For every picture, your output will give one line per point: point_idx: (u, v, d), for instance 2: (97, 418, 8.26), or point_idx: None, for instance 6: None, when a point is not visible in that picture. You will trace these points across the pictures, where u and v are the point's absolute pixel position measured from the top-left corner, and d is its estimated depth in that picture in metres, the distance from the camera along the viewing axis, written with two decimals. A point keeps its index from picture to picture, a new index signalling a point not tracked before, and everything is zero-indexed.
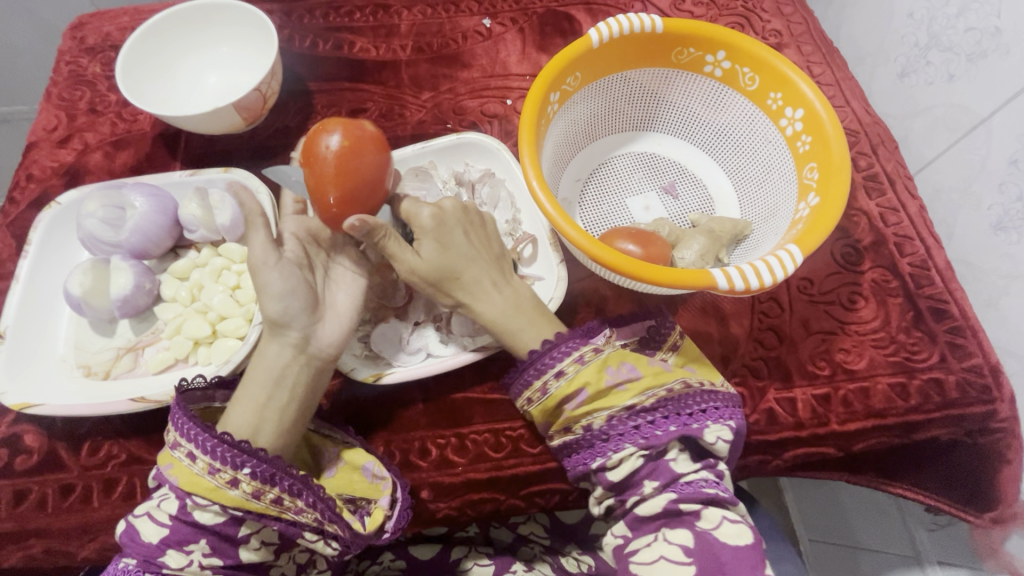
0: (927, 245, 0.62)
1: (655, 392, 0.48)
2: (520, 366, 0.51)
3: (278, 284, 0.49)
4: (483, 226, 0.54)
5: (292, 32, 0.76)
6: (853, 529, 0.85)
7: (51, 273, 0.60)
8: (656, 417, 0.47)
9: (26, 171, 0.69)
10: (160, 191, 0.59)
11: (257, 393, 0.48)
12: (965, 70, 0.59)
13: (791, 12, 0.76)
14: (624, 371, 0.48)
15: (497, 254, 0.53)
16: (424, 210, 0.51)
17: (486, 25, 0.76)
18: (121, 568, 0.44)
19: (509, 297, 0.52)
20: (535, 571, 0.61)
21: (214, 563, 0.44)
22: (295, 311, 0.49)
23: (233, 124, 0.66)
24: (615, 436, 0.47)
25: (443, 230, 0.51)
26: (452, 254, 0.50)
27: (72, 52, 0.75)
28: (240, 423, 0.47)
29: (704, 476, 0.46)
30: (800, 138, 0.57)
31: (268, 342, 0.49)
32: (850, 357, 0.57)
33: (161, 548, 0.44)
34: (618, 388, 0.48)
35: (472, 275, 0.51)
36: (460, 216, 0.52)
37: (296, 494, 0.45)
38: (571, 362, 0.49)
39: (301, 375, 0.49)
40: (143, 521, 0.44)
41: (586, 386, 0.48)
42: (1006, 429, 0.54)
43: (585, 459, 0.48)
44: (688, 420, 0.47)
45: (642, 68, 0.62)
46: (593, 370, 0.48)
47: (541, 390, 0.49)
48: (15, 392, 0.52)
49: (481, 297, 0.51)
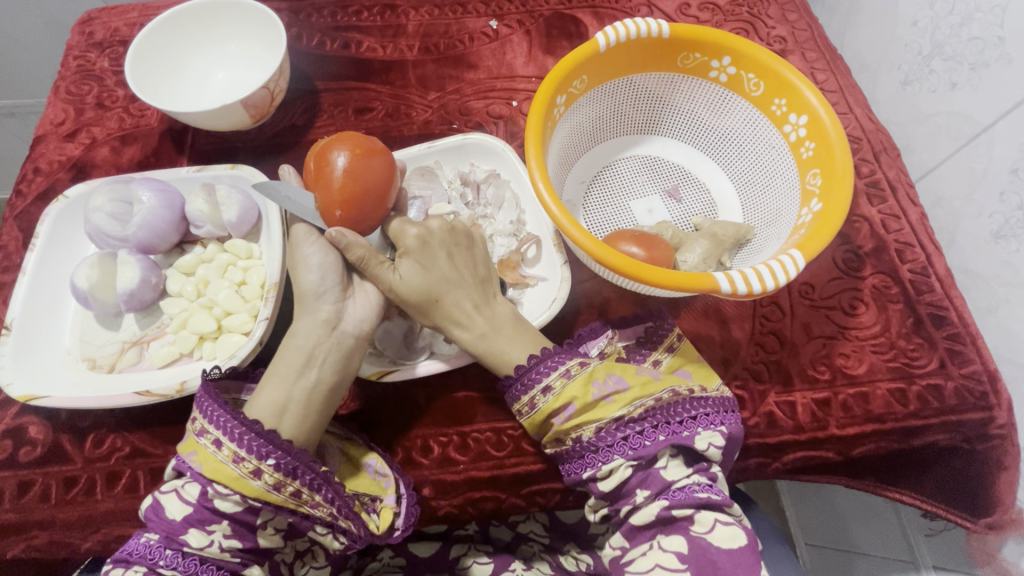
0: (928, 252, 0.62)
1: (642, 402, 0.48)
2: (508, 381, 0.51)
3: (315, 259, 0.51)
4: (471, 247, 0.54)
5: (299, 31, 0.76)
6: (849, 533, 0.86)
7: (58, 266, 0.60)
8: (645, 427, 0.47)
9: (33, 164, 0.69)
10: (168, 186, 0.59)
11: (287, 370, 0.49)
12: (968, 79, 0.59)
13: (796, 18, 0.77)
14: (610, 384, 0.49)
15: (481, 277, 0.53)
16: (411, 229, 0.52)
17: (492, 26, 0.76)
18: (143, 543, 0.44)
19: (488, 319, 0.52)
20: (533, 570, 0.62)
21: (234, 545, 0.45)
22: (328, 289, 0.51)
23: (240, 121, 0.66)
24: (604, 448, 0.47)
25: (425, 250, 0.52)
26: (434, 276, 0.51)
27: (81, 47, 0.76)
28: (269, 401, 0.48)
29: (697, 480, 0.46)
30: (803, 144, 0.58)
31: (301, 320, 0.51)
32: (850, 362, 0.58)
33: (183, 526, 0.44)
34: (605, 400, 0.48)
35: (453, 298, 0.51)
36: (447, 238, 0.53)
37: (314, 489, 0.46)
38: (557, 376, 0.49)
39: (330, 354, 0.50)
40: (169, 498, 0.45)
41: (573, 400, 0.48)
42: (1004, 436, 0.55)
43: (578, 470, 0.49)
44: (677, 428, 0.48)
45: (648, 72, 0.63)
46: (580, 385, 0.48)
47: (529, 404, 0.50)
48: (21, 384, 0.53)
49: (468, 310, 0.51)
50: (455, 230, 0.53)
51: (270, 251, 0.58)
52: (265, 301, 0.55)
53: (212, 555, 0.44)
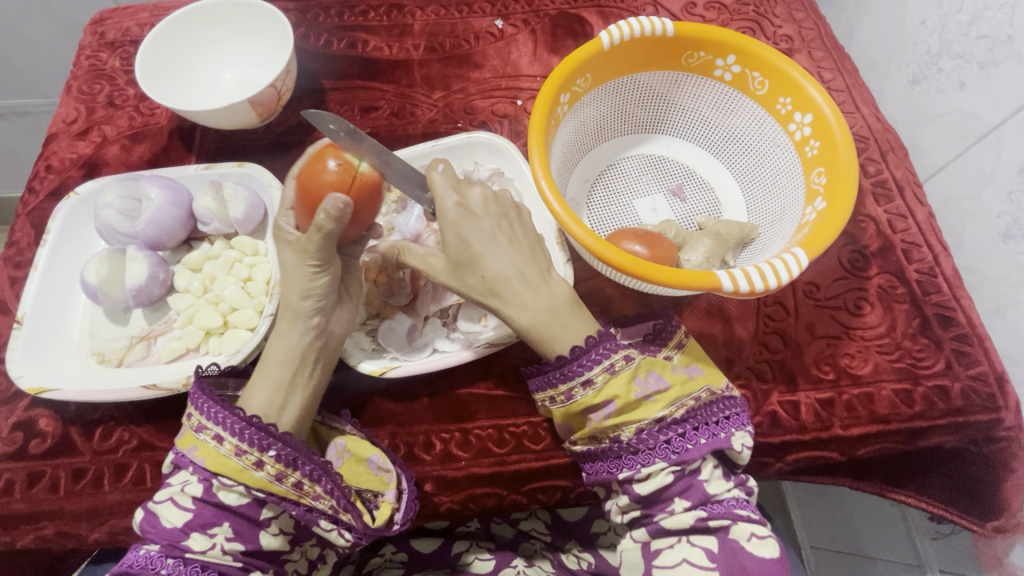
0: (935, 252, 0.62)
1: (683, 403, 0.48)
2: (547, 365, 0.49)
3: (324, 285, 0.50)
4: (518, 220, 0.51)
5: (306, 30, 0.77)
6: (858, 536, 0.85)
7: (67, 261, 0.61)
8: (686, 429, 0.47)
9: (46, 162, 0.70)
10: (175, 183, 0.60)
11: (282, 373, 0.49)
12: (977, 78, 0.59)
13: (804, 17, 0.77)
14: (652, 382, 0.48)
15: (533, 253, 0.50)
16: (450, 198, 0.49)
17: (498, 26, 0.76)
18: (142, 555, 0.44)
19: (541, 300, 0.49)
20: (535, 568, 0.63)
21: (236, 548, 0.45)
22: (325, 303, 0.51)
23: (247, 119, 0.67)
24: (644, 450, 0.47)
25: (466, 220, 0.48)
26: (473, 248, 0.48)
27: (93, 47, 0.77)
28: (265, 399, 0.48)
29: (735, 496, 0.47)
30: (808, 143, 0.57)
31: (290, 325, 0.50)
32: (855, 362, 0.57)
33: (185, 532, 0.44)
34: (647, 400, 0.47)
35: (499, 274, 0.48)
36: (491, 208, 0.50)
37: (315, 480, 0.47)
38: (601, 371, 0.47)
39: (323, 356, 0.51)
40: (165, 506, 0.45)
41: (615, 399, 0.47)
42: (1011, 438, 0.54)
43: (611, 469, 0.48)
44: (715, 430, 0.47)
45: (652, 71, 0.63)
46: (622, 383, 0.47)
47: (567, 395, 0.49)
48: (31, 377, 0.54)
49: (516, 290, 0.49)
50: (482, 199, 0.50)
51: (276, 247, 0.59)
52: (270, 298, 0.56)
53: (213, 560, 0.44)
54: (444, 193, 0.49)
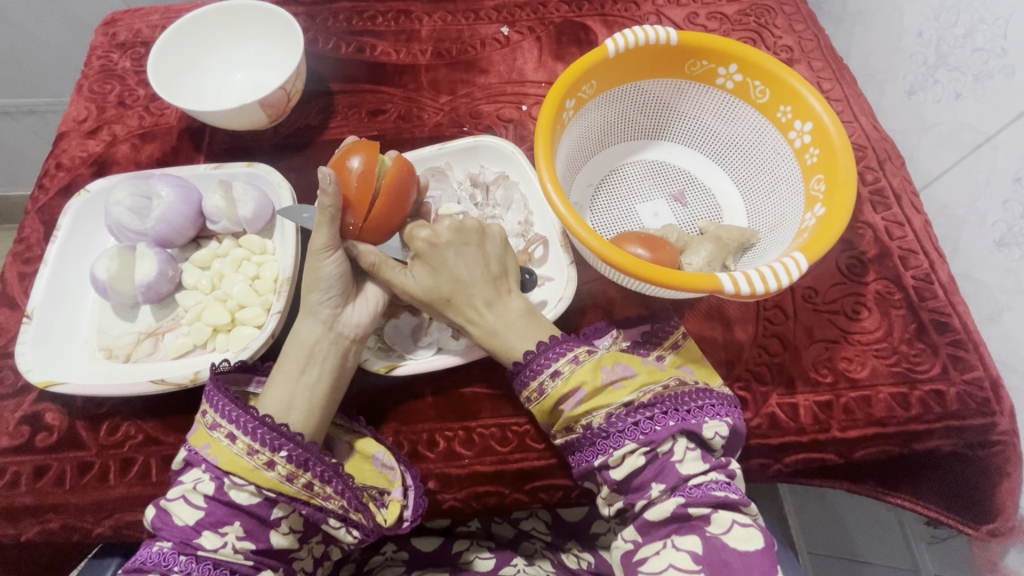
0: (931, 259, 0.63)
1: (651, 388, 0.48)
2: (514, 370, 0.50)
3: (330, 271, 0.51)
4: (481, 246, 0.52)
5: (316, 34, 0.78)
6: (856, 543, 0.85)
7: (78, 257, 0.62)
8: (655, 412, 0.47)
9: (56, 160, 0.71)
10: (185, 182, 0.61)
11: (292, 369, 0.50)
12: (972, 89, 0.60)
13: (803, 28, 0.78)
14: (619, 369, 0.48)
15: (494, 273, 0.52)
16: (421, 233, 0.51)
17: (504, 32, 0.78)
18: (156, 551, 0.44)
19: (497, 317, 0.51)
20: (535, 566, 0.62)
21: (247, 546, 0.45)
22: (334, 296, 0.52)
23: (257, 120, 0.68)
24: (615, 433, 0.47)
25: (434, 251, 0.51)
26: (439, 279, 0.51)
27: (104, 48, 0.78)
28: (276, 398, 0.49)
29: (714, 479, 0.45)
30: (808, 150, 0.59)
31: (304, 322, 0.52)
32: (852, 366, 0.58)
33: (197, 530, 0.45)
34: (614, 386, 0.48)
35: (461, 296, 0.51)
36: (456, 238, 0.51)
37: (326, 481, 0.47)
38: (566, 362, 0.49)
39: (348, 361, 0.52)
40: (177, 504, 0.45)
41: (582, 385, 0.48)
42: (1006, 442, 0.55)
43: (588, 458, 0.48)
44: (685, 416, 0.47)
45: (655, 79, 0.64)
46: (588, 370, 0.48)
47: (538, 391, 0.49)
48: (40, 370, 0.54)
49: (480, 308, 0.51)
50: (450, 230, 0.51)
51: (283, 247, 0.60)
52: (277, 296, 0.57)
53: (225, 558, 0.45)
54: (416, 228, 0.51)
